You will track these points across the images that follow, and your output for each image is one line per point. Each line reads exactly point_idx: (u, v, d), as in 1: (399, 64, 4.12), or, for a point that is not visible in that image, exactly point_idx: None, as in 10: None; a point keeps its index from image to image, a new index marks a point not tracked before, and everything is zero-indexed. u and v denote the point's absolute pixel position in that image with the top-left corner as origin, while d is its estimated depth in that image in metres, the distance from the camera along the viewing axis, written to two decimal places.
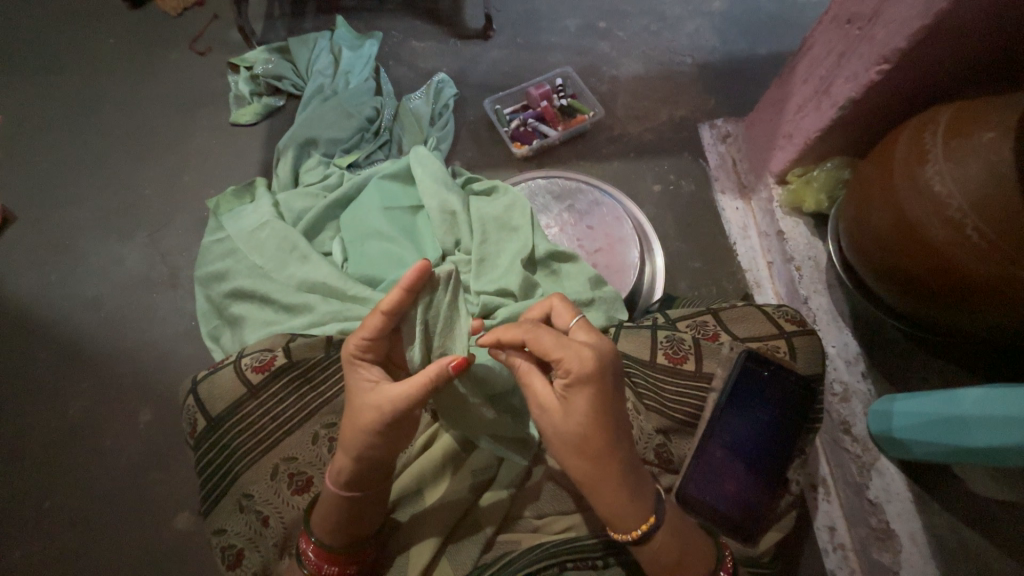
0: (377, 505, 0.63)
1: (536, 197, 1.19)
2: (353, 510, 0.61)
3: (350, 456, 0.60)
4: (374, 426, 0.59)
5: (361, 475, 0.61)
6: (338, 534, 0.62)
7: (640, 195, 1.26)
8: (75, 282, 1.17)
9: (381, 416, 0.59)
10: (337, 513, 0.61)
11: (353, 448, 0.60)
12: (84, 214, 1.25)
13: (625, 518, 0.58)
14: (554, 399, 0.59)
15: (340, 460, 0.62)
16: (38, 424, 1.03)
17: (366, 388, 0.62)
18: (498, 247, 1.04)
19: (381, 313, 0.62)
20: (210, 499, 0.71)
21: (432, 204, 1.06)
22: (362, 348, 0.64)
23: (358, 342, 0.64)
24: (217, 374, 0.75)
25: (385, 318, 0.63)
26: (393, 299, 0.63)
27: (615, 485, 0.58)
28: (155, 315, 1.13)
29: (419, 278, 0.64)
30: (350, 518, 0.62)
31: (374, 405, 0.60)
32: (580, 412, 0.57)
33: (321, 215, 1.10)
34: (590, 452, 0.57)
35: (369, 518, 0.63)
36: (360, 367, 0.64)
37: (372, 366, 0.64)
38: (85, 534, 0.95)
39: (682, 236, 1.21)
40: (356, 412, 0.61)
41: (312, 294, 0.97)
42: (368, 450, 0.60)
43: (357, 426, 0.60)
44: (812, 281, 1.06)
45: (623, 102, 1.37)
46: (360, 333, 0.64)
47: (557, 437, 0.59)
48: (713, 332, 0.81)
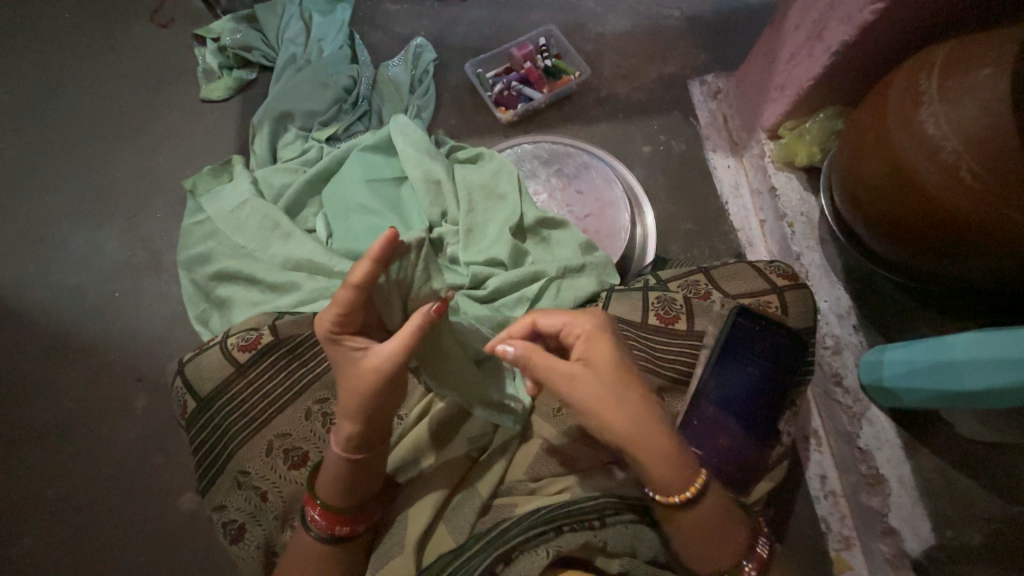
0: (381, 467, 0.64)
1: (523, 163, 1.15)
2: (363, 470, 0.62)
3: (358, 421, 0.60)
4: (378, 387, 0.59)
5: (371, 434, 0.61)
6: (346, 496, 0.62)
7: (630, 158, 1.23)
8: (54, 271, 1.14)
9: (383, 375, 0.59)
10: (346, 475, 0.61)
11: (358, 411, 0.60)
12: (57, 202, 1.21)
13: (670, 478, 0.59)
14: (578, 367, 0.59)
15: (343, 428, 0.60)
16: (32, 416, 1.03)
17: (358, 357, 0.61)
18: (486, 216, 1.02)
19: (353, 285, 0.59)
20: (208, 477, 0.71)
21: (417, 174, 1.03)
22: (338, 320, 0.61)
23: (334, 319, 0.61)
24: (203, 354, 0.74)
25: (356, 288, 0.59)
26: (363, 272, 0.58)
27: (661, 446, 0.59)
28: (141, 302, 1.11)
29: (387, 248, 0.58)
30: (358, 479, 0.62)
31: (370, 366, 0.59)
32: (604, 371, 0.59)
33: (302, 192, 1.07)
34: (623, 405, 0.58)
35: (375, 476, 0.64)
36: (342, 341, 0.62)
37: (355, 336, 0.62)
38: (92, 518, 0.96)
39: (673, 198, 1.19)
40: (350, 381, 0.60)
41: (297, 272, 0.95)
42: (376, 410, 0.60)
43: (357, 390, 0.59)
44: (804, 237, 1.05)
45: (609, 61, 1.32)
46: (333, 309, 0.60)
47: (596, 397, 0.58)
48: (704, 291, 0.81)
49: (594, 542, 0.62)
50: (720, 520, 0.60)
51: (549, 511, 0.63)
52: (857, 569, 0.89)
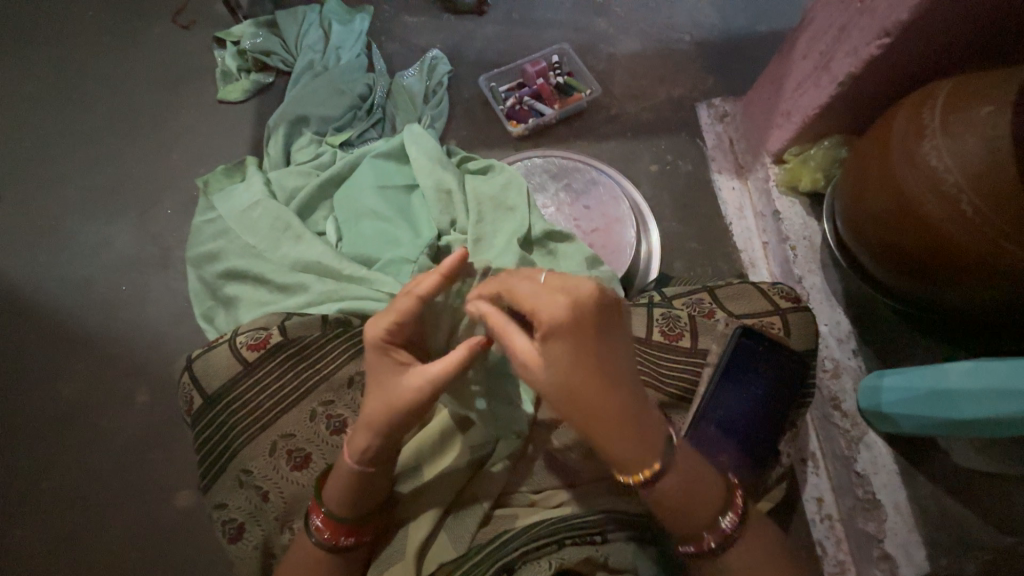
0: (388, 479, 0.64)
1: (532, 176, 1.17)
2: (369, 483, 0.62)
3: (379, 436, 0.60)
4: (415, 406, 0.60)
5: (391, 449, 0.62)
6: (352, 507, 0.62)
7: (637, 176, 1.25)
8: (63, 262, 1.15)
9: (421, 395, 0.59)
10: (353, 488, 0.62)
11: (382, 425, 0.60)
12: (69, 194, 1.22)
13: (628, 463, 0.58)
14: (528, 346, 0.58)
15: (359, 440, 0.61)
16: (31, 406, 1.02)
17: (400, 371, 0.62)
18: (495, 227, 1.03)
19: (416, 299, 0.62)
20: (210, 474, 0.71)
21: (428, 182, 1.05)
22: (390, 332, 0.62)
23: (387, 328, 0.62)
24: (211, 351, 0.75)
25: (417, 304, 0.62)
26: (431, 285, 0.63)
27: (615, 435, 0.57)
28: (147, 296, 1.12)
29: (458, 266, 0.64)
30: (366, 491, 0.62)
31: (410, 384, 0.60)
32: (557, 359, 0.56)
33: (314, 195, 1.09)
34: (572, 390, 0.56)
35: (382, 489, 0.64)
36: (389, 351, 0.63)
37: (401, 349, 0.63)
38: (85, 513, 0.95)
39: (678, 216, 1.21)
40: (386, 394, 0.61)
41: (306, 274, 0.96)
42: (400, 428, 0.61)
43: (393, 405, 0.60)
44: (807, 261, 1.07)
45: (620, 80, 1.35)
46: (390, 318, 0.62)
47: (542, 382, 0.57)
48: (708, 309, 0.82)
49: (595, 557, 0.63)
50: (694, 488, 0.60)
51: (548, 525, 0.64)
52: None
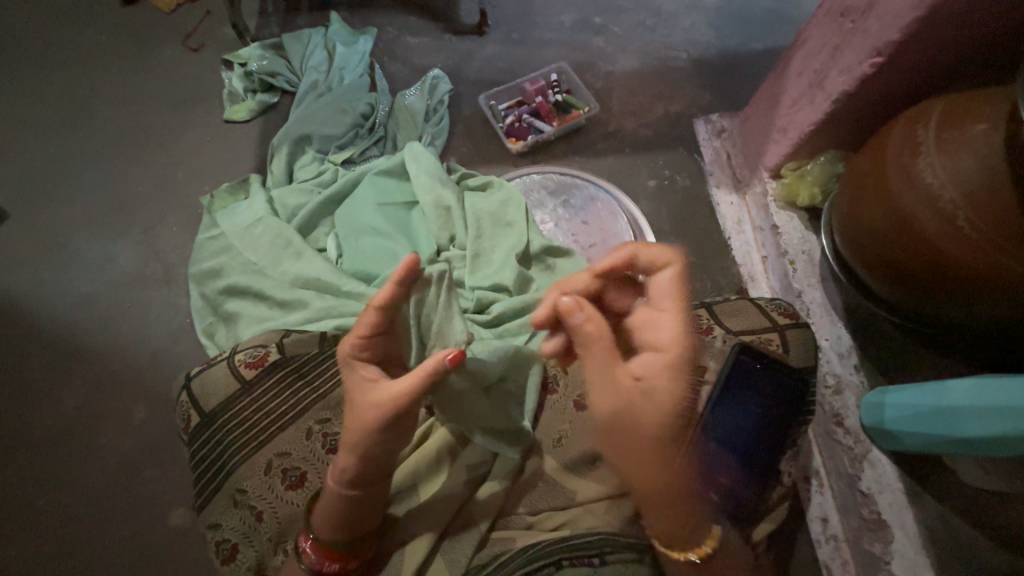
0: (377, 504, 0.63)
1: (531, 192, 1.19)
2: (356, 507, 0.61)
3: (355, 456, 0.59)
4: (382, 423, 0.58)
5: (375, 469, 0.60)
6: (337, 531, 0.61)
7: (635, 191, 1.26)
8: (69, 279, 1.17)
9: (384, 413, 0.58)
10: (338, 511, 0.61)
11: (354, 446, 0.59)
12: (77, 211, 1.24)
13: (689, 530, 0.60)
14: (641, 393, 0.56)
15: (341, 459, 0.60)
16: (33, 421, 1.03)
17: (368, 386, 0.61)
18: (493, 243, 1.04)
19: (375, 309, 0.61)
20: (204, 494, 0.71)
21: (427, 200, 1.07)
22: (360, 346, 0.63)
23: (355, 342, 0.63)
24: (210, 369, 0.76)
25: (380, 315, 0.61)
26: (385, 295, 0.60)
27: (684, 500, 0.59)
28: (150, 312, 1.13)
29: (408, 275, 0.59)
30: (350, 517, 0.61)
31: (375, 401, 0.58)
32: (665, 412, 0.56)
33: (315, 212, 1.10)
34: (666, 444, 0.57)
35: (370, 512, 0.62)
36: (358, 367, 0.62)
37: (371, 364, 0.63)
38: (81, 530, 0.95)
39: (677, 231, 1.22)
40: (357, 411, 0.60)
41: (305, 290, 0.97)
42: (373, 449, 0.59)
43: (360, 424, 0.58)
44: (805, 275, 1.07)
45: (617, 97, 1.37)
46: (356, 333, 0.62)
47: (642, 434, 0.55)
48: (707, 325, 0.82)
49: None
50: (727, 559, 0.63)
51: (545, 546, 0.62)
52: None
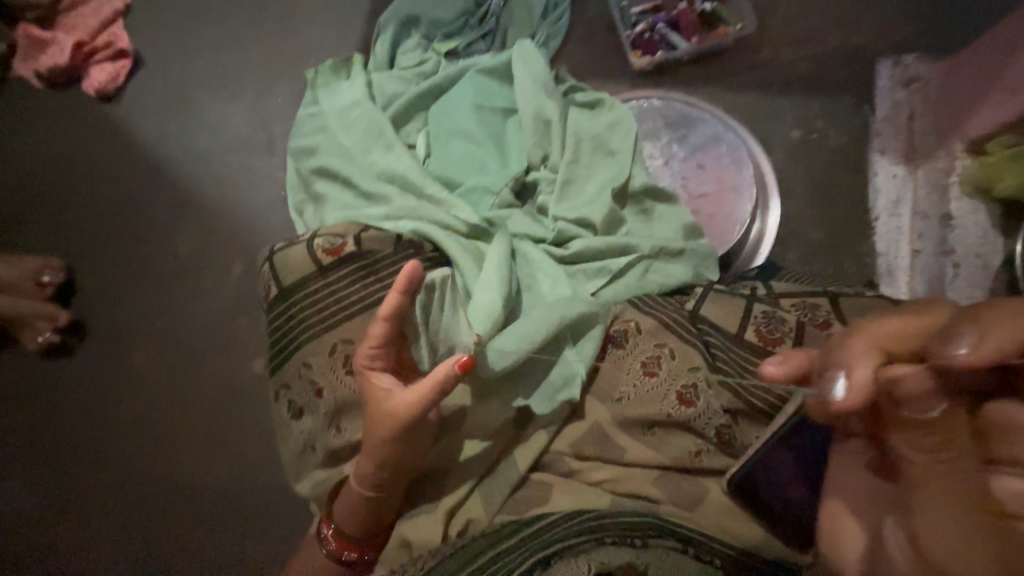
0: (393, 505, 0.70)
1: (644, 120, 1.01)
2: (374, 508, 0.69)
3: (374, 464, 0.66)
4: (395, 434, 0.65)
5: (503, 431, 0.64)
6: (359, 525, 0.71)
7: (771, 140, 1.05)
8: (189, 133, 1.25)
9: (398, 423, 0.64)
10: (359, 510, 0.69)
11: (373, 455, 0.66)
12: (200, 68, 1.29)
13: None
14: None
15: (360, 467, 0.68)
16: (151, 255, 1.17)
17: (383, 397, 0.67)
18: (589, 171, 0.93)
19: (382, 320, 0.66)
20: (277, 358, 0.77)
21: (527, 108, 0.97)
22: (371, 357, 0.68)
23: (367, 354, 0.68)
24: (292, 248, 0.78)
25: (388, 325, 0.66)
26: (390, 305, 0.65)
27: None
28: (253, 178, 1.20)
29: (411, 281, 0.65)
30: (371, 511, 0.69)
31: (389, 412, 0.65)
32: None
33: (411, 104, 1.04)
34: None
35: (391, 503, 0.70)
36: (373, 376, 0.68)
37: (382, 374, 0.69)
38: (182, 356, 1.10)
39: (809, 198, 1.01)
40: (374, 421, 0.67)
41: (389, 186, 0.95)
42: (390, 457, 0.66)
43: (377, 435, 0.65)
44: (968, 285, 0.87)
45: (782, 16, 1.11)
46: (368, 344, 0.68)
47: None
48: (823, 319, 0.71)
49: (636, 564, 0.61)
50: None
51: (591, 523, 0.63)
52: None
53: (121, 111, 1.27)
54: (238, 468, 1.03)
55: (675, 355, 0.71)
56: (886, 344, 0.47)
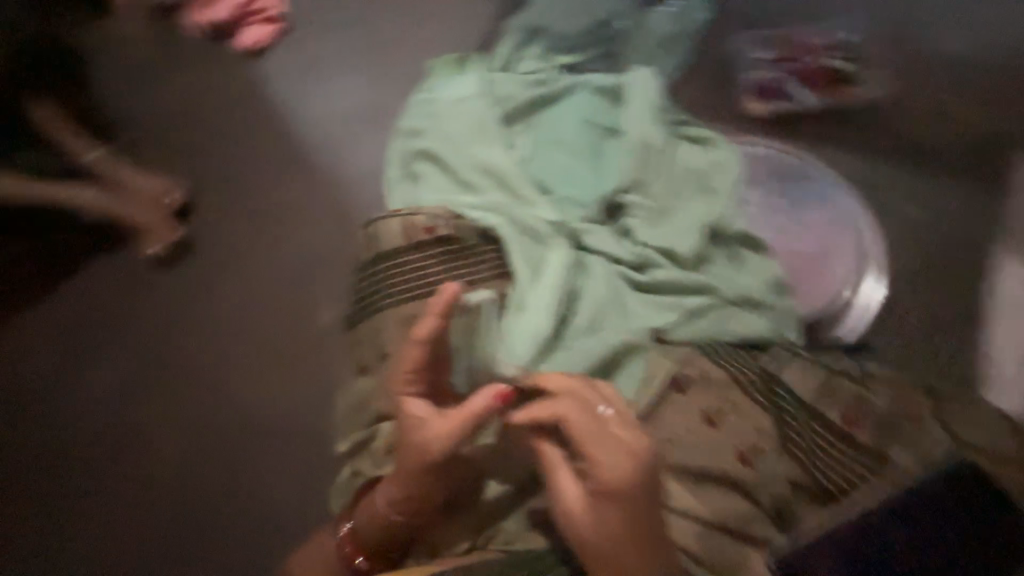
0: (417, 527, 0.64)
1: (753, 166, 0.98)
2: (395, 530, 0.63)
3: (401, 490, 0.62)
4: (431, 463, 0.60)
5: (611, 519, 0.56)
6: (374, 544, 0.64)
7: (882, 212, 0.99)
8: (312, 98, 1.36)
9: (430, 454, 0.59)
10: (378, 529, 0.64)
11: (404, 484, 0.62)
12: (333, 42, 1.40)
13: None
14: None
15: (386, 490, 0.63)
16: (256, 200, 1.27)
17: (415, 422, 0.62)
18: (686, 205, 0.92)
19: (420, 343, 0.63)
20: (355, 317, 0.80)
21: (634, 133, 0.98)
22: (407, 380, 0.66)
23: (403, 375, 0.66)
24: (389, 220, 0.81)
25: (428, 347, 0.65)
26: (431, 328, 0.64)
27: None
28: (359, 148, 1.29)
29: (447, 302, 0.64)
30: (392, 536, 0.64)
31: (423, 443, 0.60)
32: None
33: (521, 108, 1.08)
34: None
35: (415, 532, 0.64)
36: (407, 399, 0.66)
37: (415, 397, 0.65)
38: (262, 296, 1.19)
39: (913, 281, 0.95)
40: (404, 445, 0.63)
41: (487, 180, 0.99)
42: (419, 487, 0.61)
43: (409, 461, 0.61)
44: None
45: (920, 89, 1.05)
46: (404, 364, 0.66)
47: None
48: (920, 416, 0.64)
49: None
50: None
51: None
52: None
53: (257, 68, 1.39)
54: (286, 410, 1.11)
55: (745, 413, 0.68)
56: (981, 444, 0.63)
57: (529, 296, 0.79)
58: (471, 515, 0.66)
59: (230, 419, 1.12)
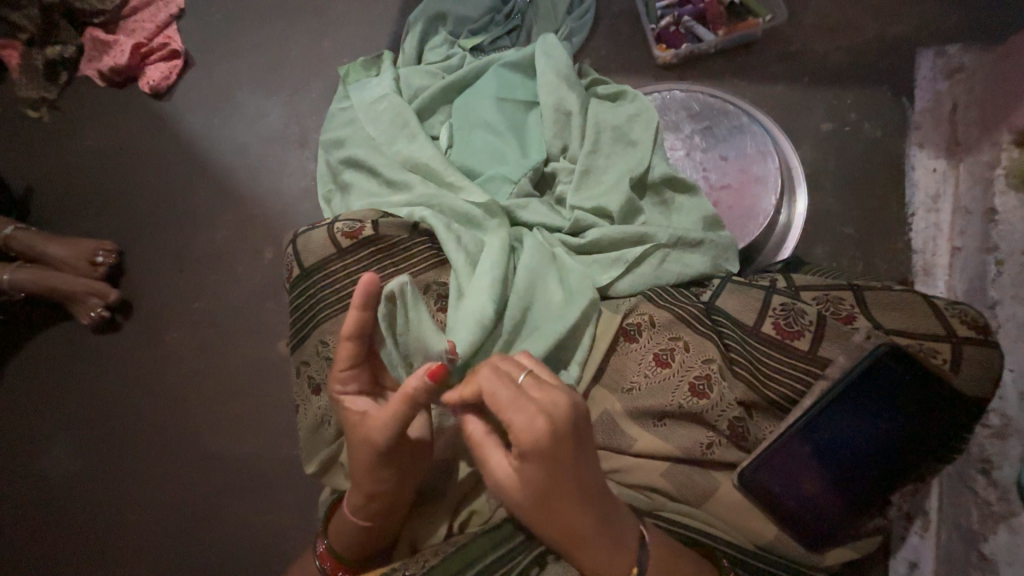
0: (391, 525, 0.64)
1: (667, 112, 1.00)
2: (367, 534, 0.63)
3: (358, 493, 0.61)
4: (375, 457, 0.59)
5: (530, 481, 0.51)
6: (351, 551, 0.65)
7: (799, 132, 1.03)
8: (231, 127, 1.33)
9: (371, 448, 0.58)
10: (350, 536, 0.63)
11: (361, 485, 0.61)
12: (242, 67, 1.37)
13: None
14: None
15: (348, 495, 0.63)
16: (193, 240, 1.24)
17: (357, 419, 0.62)
18: (609, 161, 0.93)
19: (346, 339, 0.61)
20: (297, 336, 0.79)
21: (548, 100, 0.98)
22: (343, 379, 0.64)
23: (337, 377, 0.64)
24: (314, 232, 0.81)
25: (354, 344, 0.62)
26: (352, 323, 0.60)
27: None
28: (287, 169, 1.27)
29: (365, 297, 0.59)
30: (366, 540, 0.64)
31: (366, 436, 0.59)
32: None
33: (435, 98, 1.07)
34: None
35: (389, 530, 0.64)
36: (346, 401, 0.64)
37: (356, 397, 0.64)
38: (216, 334, 1.16)
39: (838, 191, 0.98)
40: (351, 445, 0.62)
41: (412, 174, 0.97)
42: (372, 484, 0.60)
43: (356, 459, 0.60)
44: (1015, 283, 0.77)
45: (815, 7, 1.08)
46: (337, 365, 0.64)
47: None
48: (849, 314, 0.65)
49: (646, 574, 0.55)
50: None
51: None
52: None
53: (170, 108, 1.35)
54: (261, 444, 1.08)
55: (689, 347, 0.68)
56: (911, 328, 0.63)
57: (465, 284, 0.77)
58: (444, 500, 0.68)
59: (200, 467, 1.08)
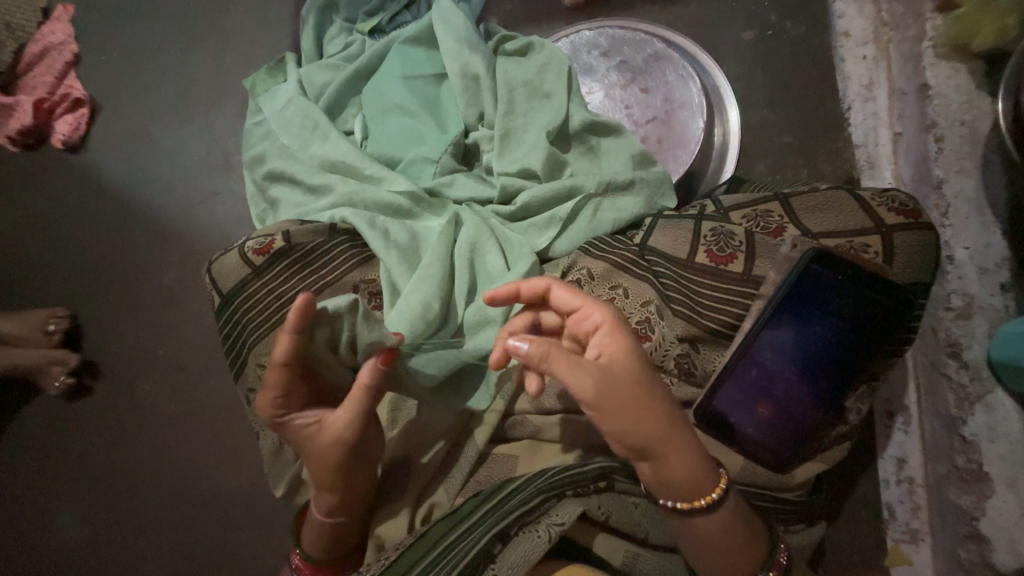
0: (361, 516, 0.65)
1: (579, 55, 0.95)
2: (342, 532, 0.64)
3: (334, 495, 0.61)
4: (345, 456, 0.60)
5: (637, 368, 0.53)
6: (326, 551, 0.64)
7: (721, 47, 0.97)
8: (153, 166, 1.28)
9: (344, 445, 0.59)
10: (325, 536, 0.63)
11: (337, 483, 0.61)
12: (150, 100, 1.31)
13: None
14: None
15: (320, 500, 0.62)
16: (139, 288, 1.21)
17: (314, 430, 0.61)
18: (527, 118, 0.89)
19: (284, 363, 0.58)
20: (237, 365, 0.77)
21: (452, 67, 0.93)
22: (284, 403, 0.61)
23: (274, 403, 0.60)
24: (225, 257, 0.77)
25: (288, 367, 0.59)
26: (288, 346, 0.57)
27: None
28: (217, 197, 1.23)
29: (302, 318, 0.55)
30: (344, 535, 0.64)
31: (331, 441, 0.59)
32: None
33: (342, 90, 1.02)
34: None
35: (357, 524, 0.65)
36: (293, 419, 0.61)
37: (304, 411, 0.62)
38: (186, 379, 1.14)
39: (770, 101, 0.94)
40: (314, 456, 0.61)
41: (332, 174, 0.93)
42: (351, 477, 0.61)
43: (328, 464, 0.60)
44: (957, 157, 0.74)
45: None
46: (271, 394, 0.60)
47: None
48: (777, 226, 0.62)
49: (593, 507, 0.60)
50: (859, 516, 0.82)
51: (552, 476, 0.60)
52: (918, 565, 0.78)
53: (87, 157, 1.30)
54: (250, 476, 1.08)
55: (629, 292, 0.66)
56: (842, 227, 0.61)
57: (401, 277, 0.76)
58: (399, 497, 0.67)
59: (196, 508, 1.07)
